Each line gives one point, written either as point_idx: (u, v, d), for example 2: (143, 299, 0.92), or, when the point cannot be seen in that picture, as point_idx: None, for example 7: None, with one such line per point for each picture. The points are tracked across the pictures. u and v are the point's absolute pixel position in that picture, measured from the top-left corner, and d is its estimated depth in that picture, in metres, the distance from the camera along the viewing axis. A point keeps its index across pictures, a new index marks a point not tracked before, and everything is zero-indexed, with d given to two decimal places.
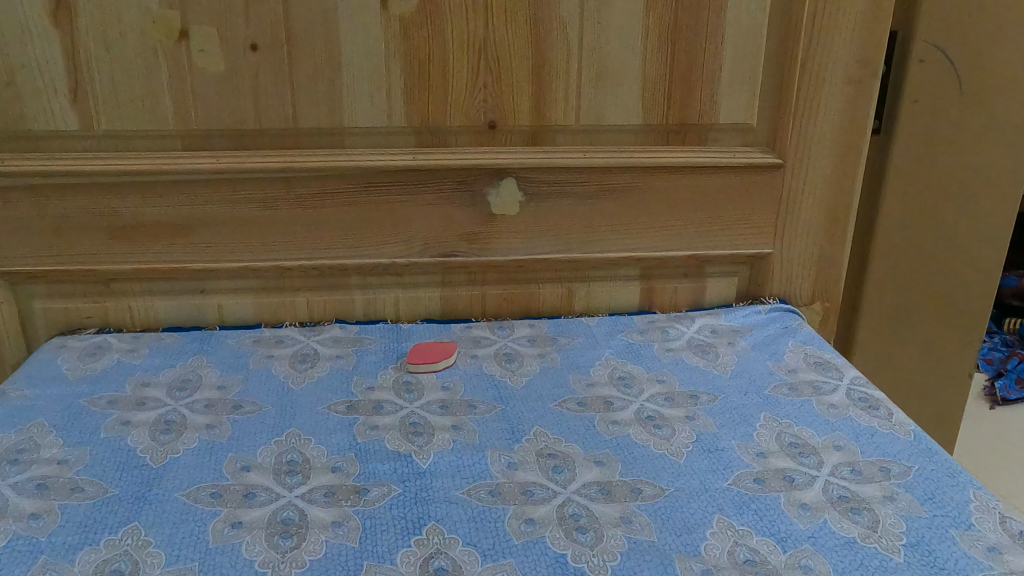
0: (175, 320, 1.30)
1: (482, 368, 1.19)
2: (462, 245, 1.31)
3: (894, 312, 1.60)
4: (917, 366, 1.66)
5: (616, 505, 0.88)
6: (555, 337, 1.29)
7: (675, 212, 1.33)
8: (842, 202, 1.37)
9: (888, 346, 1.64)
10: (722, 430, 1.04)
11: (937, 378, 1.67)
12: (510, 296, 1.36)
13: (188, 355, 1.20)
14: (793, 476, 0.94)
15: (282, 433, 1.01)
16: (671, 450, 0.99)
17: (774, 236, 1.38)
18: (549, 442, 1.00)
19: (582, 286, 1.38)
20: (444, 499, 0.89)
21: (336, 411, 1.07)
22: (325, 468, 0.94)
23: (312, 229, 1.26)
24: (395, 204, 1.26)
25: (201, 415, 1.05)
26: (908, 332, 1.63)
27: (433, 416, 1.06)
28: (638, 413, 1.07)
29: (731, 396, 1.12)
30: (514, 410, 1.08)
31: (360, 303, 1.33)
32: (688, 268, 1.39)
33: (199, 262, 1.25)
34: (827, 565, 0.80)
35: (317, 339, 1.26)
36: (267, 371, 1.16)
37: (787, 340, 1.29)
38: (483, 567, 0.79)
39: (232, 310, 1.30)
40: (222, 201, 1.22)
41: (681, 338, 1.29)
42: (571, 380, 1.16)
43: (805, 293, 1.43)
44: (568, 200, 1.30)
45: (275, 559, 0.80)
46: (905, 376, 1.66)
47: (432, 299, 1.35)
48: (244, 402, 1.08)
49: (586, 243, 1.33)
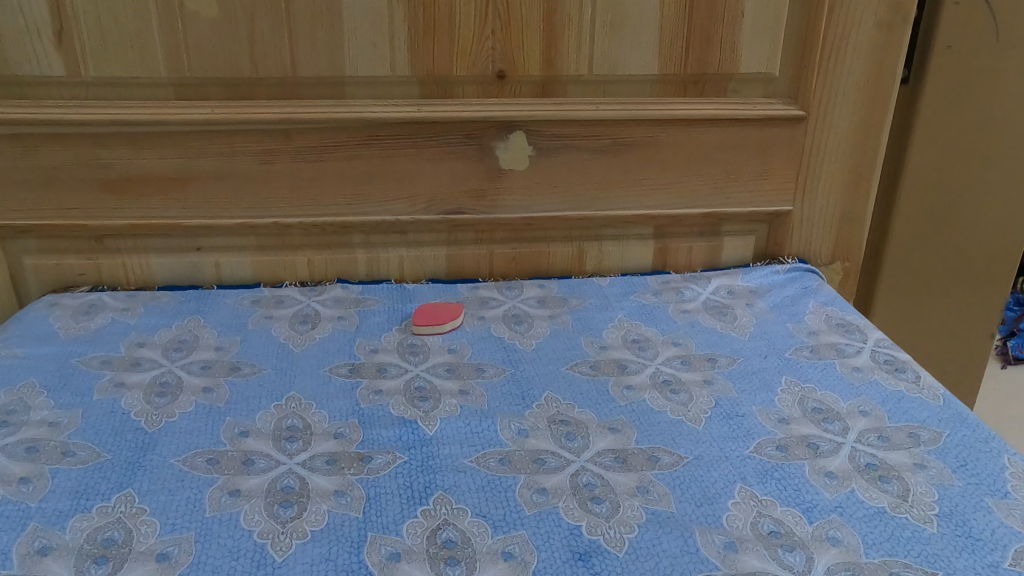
0: (172, 278, 1.25)
1: (490, 330, 1.14)
2: (468, 202, 1.25)
3: (915, 273, 1.55)
4: (937, 329, 1.61)
5: (632, 474, 0.84)
6: (565, 298, 1.23)
7: (692, 167, 1.27)
8: (868, 158, 1.31)
9: (907, 308, 1.59)
10: (742, 395, 0.99)
11: (956, 341, 1.62)
12: (518, 255, 1.31)
13: (185, 314, 1.16)
14: (818, 444, 0.90)
15: (282, 397, 0.97)
16: (689, 417, 0.95)
17: (795, 194, 1.32)
18: (561, 407, 0.96)
19: (593, 246, 1.32)
20: (452, 467, 0.85)
21: (338, 374, 1.02)
22: (327, 434, 0.90)
23: (312, 184, 1.20)
24: (400, 158, 1.20)
25: (198, 378, 1.01)
26: (929, 295, 1.57)
27: (439, 380, 1.02)
28: (653, 378, 1.03)
29: (750, 360, 1.07)
30: (523, 374, 1.03)
31: (363, 263, 1.28)
32: (704, 226, 1.33)
33: (195, 218, 1.20)
34: (855, 537, 0.76)
35: (319, 300, 1.21)
36: (267, 332, 1.12)
37: (808, 301, 1.24)
38: (494, 540, 0.75)
39: (230, 269, 1.25)
40: (218, 154, 1.16)
41: (697, 299, 1.24)
42: (582, 343, 1.11)
43: (825, 253, 1.38)
44: (580, 155, 1.24)
45: (275, 529, 0.76)
46: (924, 338, 1.62)
47: (437, 258, 1.29)
48: (242, 364, 1.04)
49: (598, 200, 1.28)
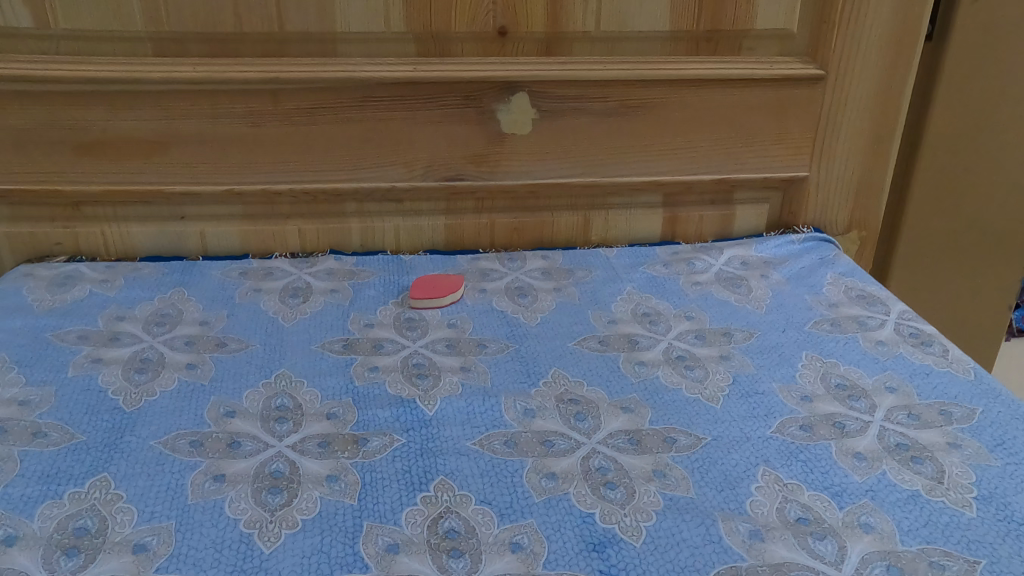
0: (154, 248, 1.18)
1: (492, 304, 1.08)
2: (468, 168, 1.18)
3: (933, 244, 1.49)
4: (953, 302, 1.55)
5: (647, 457, 0.78)
6: (571, 270, 1.17)
7: (705, 131, 1.20)
8: (889, 121, 1.24)
9: (923, 280, 1.53)
10: (761, 371, 0.93)
11: (973, 315, 1.56)
12: (521, 225, 1.24)
13: (169, 287, 1.09)
14: (844, 422, 0.84)
15: (271, 374, 0.91)
16: (706, 395, 0.88)
17: (812, 159, 1.25)
18: (570, 385, 0.90)
19: (599, 215, 1.25)
20: (454, 451, 0.79)
21: (331, 350, 0.96)
22: (319, 415, 0.84)
23: (302, 149, 1.13)
24: (395, 121, 1.13)
25: (181, 354, 0.94)
26: (947, 267, 1.51)
27: (439, 357, 0.95)
28: (666, 353, 0.97)
29: (768, 333, 1.01)
30: (529, 351, 0.97)
31: (357, 233, 1.21)
32: (716, 194, 1.26)
33: (179, 184, 1.13)
34: (890, 523, 0.70)
35: (310, 272, 1.14)
36: (255, 306, 1.05)
37: (826, 271, 1.17)
38: (500, 530, 0.69)
39: (216, 239, 1.18)
40: (201, 115, 1.09)
41: (709, 271, 1.17)
42: (590, 317, 1.05)
43: (842, 223, 1.31)
44: (586, 118, 1.17)
45: (262, 519, 0.70)
46: (940, 308, 1.56)
47: (435, 228, 1.23)
48: (229, 340, 0.98)
49: (605, 166, 1.21)
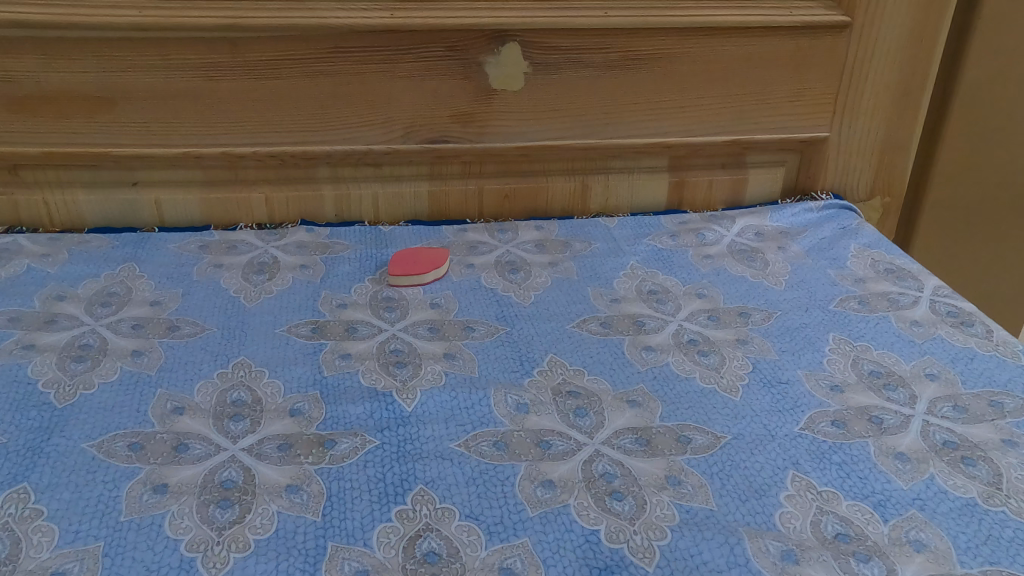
0: (104, 218, 1.05)
1: (480, 281, 0.96)
2: (454, 128, 1.06)
3: (965, 209, 1.36)
4: (986, 273, 1.42)
5: (658, 461, 0.68)
6: (568, 242, 1.06)
7: (717, 87, 1.08)
8: (919, 74, 1.11)
9: (953, 250, 1.40)
10: (784, 357, 0.82)
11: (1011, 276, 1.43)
12: (512, 192, 1.12)
13: (118, 261, 0.96)
14: (882, 417, 0.73)
15: (228, 362, 0.79)
16: (723, 387, 0.78)
17: (834, 118, 1.12)
18: (569, 375, 0.80)
19: (599, 180, 1.13)
20: (436, 455, 0.68)
21: (298, 334, 0.85)
22: (281, 411, 0.73)
23: (266, 107, 1.01)
24: (371, 75, 1.01)
25: (126, 338, 0.82)
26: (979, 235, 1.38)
27: (420, 342, 0.84)
28: (676, 337, 0.86)
29: (790, 313, 0.90)
30: (521, 334, 0.86)
31: (331, 201, 1.09)
32: (727, 157, 1.14)
33: (129, 146, 1.00)
34: (944, 539, 0.60)
35: (278, 245, 1.02)
36: (214, 284, 0.93)
37: (849, 241, 1.06)
38: (488, 552, 0.59)
39: (174, 208, 1.06)
40: (151, 67, 0.96)
41: (720, 242, 1.06)
42: (589, 296, 0.94)
43: (863, 189, 1.19)
44: (585, 72, 1.04)
45: (209, 539, 0.59)
46: (975, 274, 1.43)
47: (417, 196, 1.10)
48: (182, 322, 0.86)
49: (606, 126, 1.08)
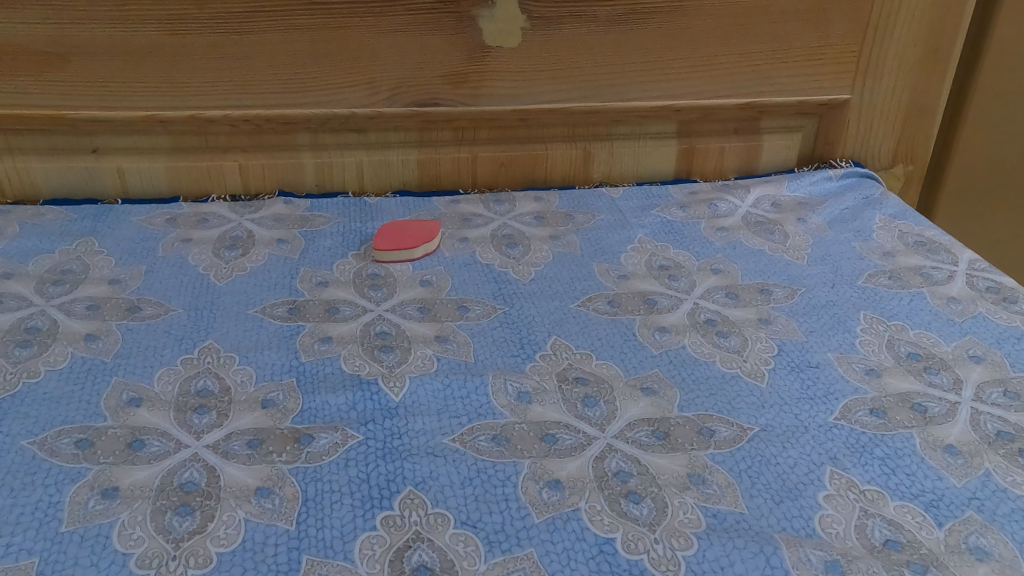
0: (62, 189, 0.95)
1: (475, 256, 0.88)
2: (444, 89, 0.97)
3: (994, 165, 1.26)
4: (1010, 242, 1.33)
5: (679, 457, 0.60)
6: (570, 214, 0.97)
7: (732, 44, 0.98)
8: (950, 31, 1.01)
9: (987, 208, 1.30)
10: (813, 339, 0.74)
11: None
12: (508, 160, 1.03)
13: (75, 235, 0.87)
14: (926, 405, 0.65)
15: (193, 347, 0.71)
16: (746, 372, 0.70)
17: (856, 79, 1.03)
18: (574, 359, 0.72)
19: (602, 147, 1.04)
20: (426, 452, 0.60)
21: (273, 315, 0.76)
22: (251, 403, 0.65)
23: (237, 65, 0.91)
24: (352, 30, 0.91)
25: (80, 321, 0.73)
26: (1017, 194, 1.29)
27: (409, 323, 0.76)
28: (692, 317, 0.78)
29: (816, 290, 0.82)
30: (521, 314, 0.78)
31: (311, 170, 1.00)
32: (741, 121, 1.05)
33: (85, 109, 0.91)
34: (1009, 547, 0.52)
35: (253, 218, 0.93)
36: (181, 260, 0.84)
37: (874, 212, 0.97)
38: (488, 566, 0.51)
39: (139, 178, 0.96)
40: (106, 19, 0.86)
41: (735, 213, 0.97)
42: (594, 272, 0.85)
43: (885, 157, 1.10)
44: (588, 27, 0.95)
45: (163, 552, 0.51)
46: (997, 247, 1.34)
47: (406, 164, 1.01)
48: (143, 302, 0.77)
49: (611, 88, 0.99)
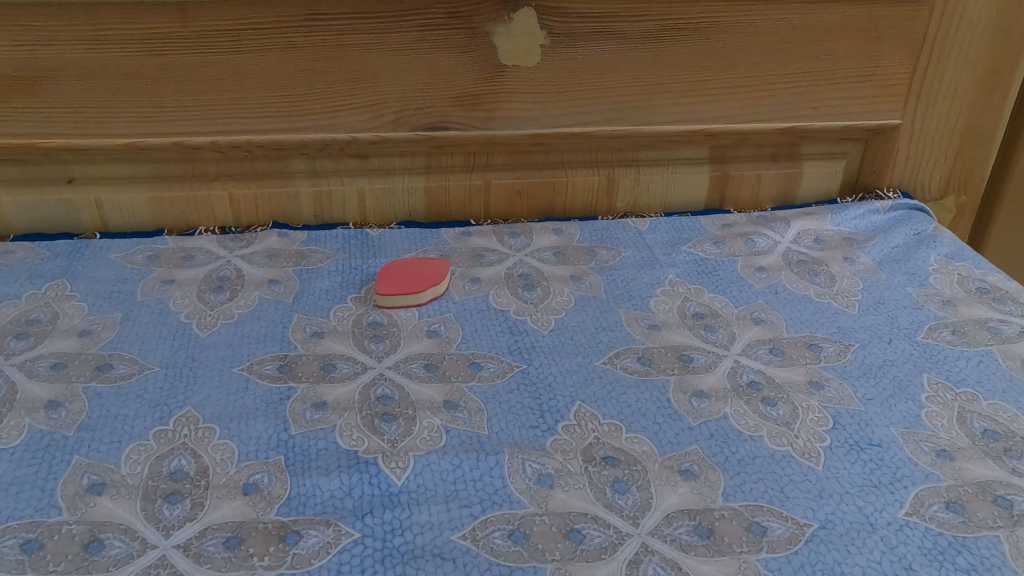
0: (37, 223, 0.88)
1: (488, 301, 0.79)
2: (454, 112, 0.88)
3: None
4: None
5: (727, 563, 0.51)
6: (591, 250, 0.88)
7: (771, 65, 0.89)
8: (1013, 51, 0.92)
9: None
10: (872, 409, 0.65)
11: None
12: (524, 189, 0.94)
13: (46, 277, 0.79)
14: (1012, 499, 0.56)
15: (168, 417, 0.62)
16: (798, 451, 0.61)
17: (908, 103, 0.94)
18: (602, 432, 0.63)
19: (627, 174, 0.95)
20: (432, 554, 0.52)
21: (261, 374, 0.68)
22: (231, 488, 0.56)
23: (226, 87, 0.83)
24: (353, 48, 0.83)
25: (42, 385, 0.65)
26: None
27: (413, 384, 0.67)
28: (733, 379, 0.69)
29: (871, 347, 0.73)
30: (541, 373, 0.69)
31: (308, 198, 0.91)
32: (779, 147, 0.96)
33: (59, 136, 0.83)
34: None
35: (244, 254, 0.85)
36: (162, 306, 0.76)
37: (928, 252, 0.87)
38: None
39: (120, 210, 0.89)
40: (80, 39, 0.78)
41: (774, 250, 0.88)
42: (621, 321, 0.76)
43: (936, 186, 1.01)
44: (614, 45, 0.86)
45: None
46: None
47: (412, 193, 0.93)
48: (116, 360, 0.69)
49: (637, 110, 0.90)
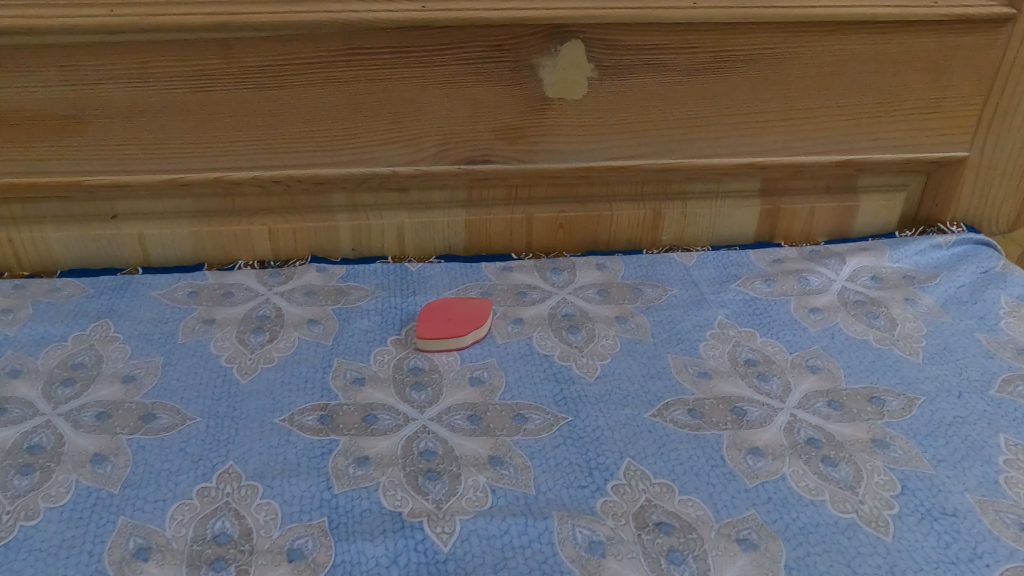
0: (80, 259, 0.88)
1: (532, 345, 0.77)
2: (498, 146, 0.86)
3: None
4: None
5: None
6: (637, 287, 0.86)
7: (829, 95, 0.86)
8: None
9: None
10: (942, 473, 0.62)
11: None
12: (567, 223, 0.92)
13: (89, 317, 0.78)
14: None
15: (210, 473, 0.61)
16: (864, 519, 0.58)
17: (978, 137, 0.91)
18: (655, 494, 0.60)
19: (674, 207, 0.93)
20: None
21: (302, 425, 0.66)
22: (275, 554, 0.55)
23: (268, 122, 0.81)
24: (397, 83, 0.80)
25: (86, 436, 0.64)
26: None
27: (457, 437, 0.65)
28: (790, 435, 0.66)
29: (937, 401, 0.69)
30: (588, 426, 0.67)
31: (348, 233, 0.90)
32: (834, 179, 0.93)
33: (104, 173, 0.82)
34: None
35: (284, 292, 0.84)
36: (203, 349, 0.75)
37: (995, 293, 0.84)
38: None
39: (161, 244, 0.88)
40: (125, 77, 0.77)
41: (829, 289, 0.85)
42: (671, 368, 0.74)
43: (1003, 220, 0.98)
44: (666, 77, 0.83)
45: None
46: None
47: (453, 226, 0.91)
48: (158, 409, 0.67)
49: (687, 143, 0.87)
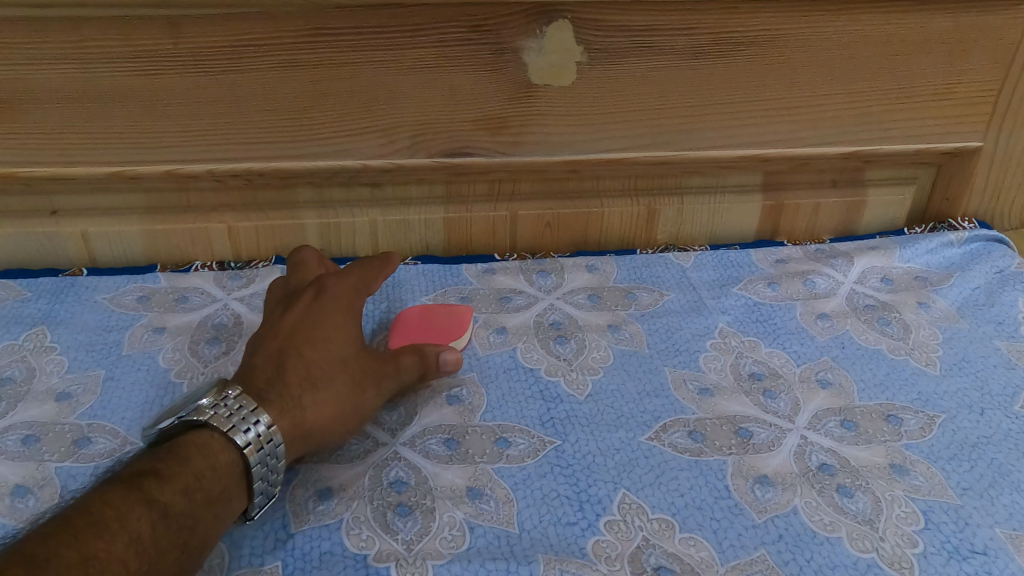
0: (19, 258, 0.80)
1: (516, 357, 0.70)
2: (478, 137, 0.78)
3: None
4: None
5: None
6: (630, 291, 0.79)
7: (837, 82, 0.79)
8: None
9: None
10: (969, 504, 0.56)
11: None
12: (555, 220, 0.85)
13: (24, 325, 0.71)
14: None
15: None
16: (886, 560, 0.52)
17: (992, 126, 0.84)
18: (652, 531, 0.54)
19: (670, 204, 0.86)
20: None
21: None
22: None
23: (223, 110, 0.73)
24: (365, 67, 0.73)
25: (10, 465, 0.57)
26: None
27: (431, 465, 0.59)
28: (801, 461, 0.59)
29: (960, 420, 0.63)
30: (578, 452, 0.60)
31: (315, 231, 0.82)
32: (840, 173, 0.87)
33: (41, 165, 0.74)
34: None
35: (244, 297, 0.76)
36: (150, 361, 0.68)
37: (1015, 295, 0.77)
38: None
39: (109, 243, 0.80)
40: (60, 58, 0.69)
41: (838, 293, 0.78)
42: (668, 383, 0.67)
43: (1014, 214, 0.92)
44: (662, 62, 0.76)
45: None
46: None
47: (430, 224, 0.84)
48: (95, 432, 0.60)
49: (684, 134, 0.80)
